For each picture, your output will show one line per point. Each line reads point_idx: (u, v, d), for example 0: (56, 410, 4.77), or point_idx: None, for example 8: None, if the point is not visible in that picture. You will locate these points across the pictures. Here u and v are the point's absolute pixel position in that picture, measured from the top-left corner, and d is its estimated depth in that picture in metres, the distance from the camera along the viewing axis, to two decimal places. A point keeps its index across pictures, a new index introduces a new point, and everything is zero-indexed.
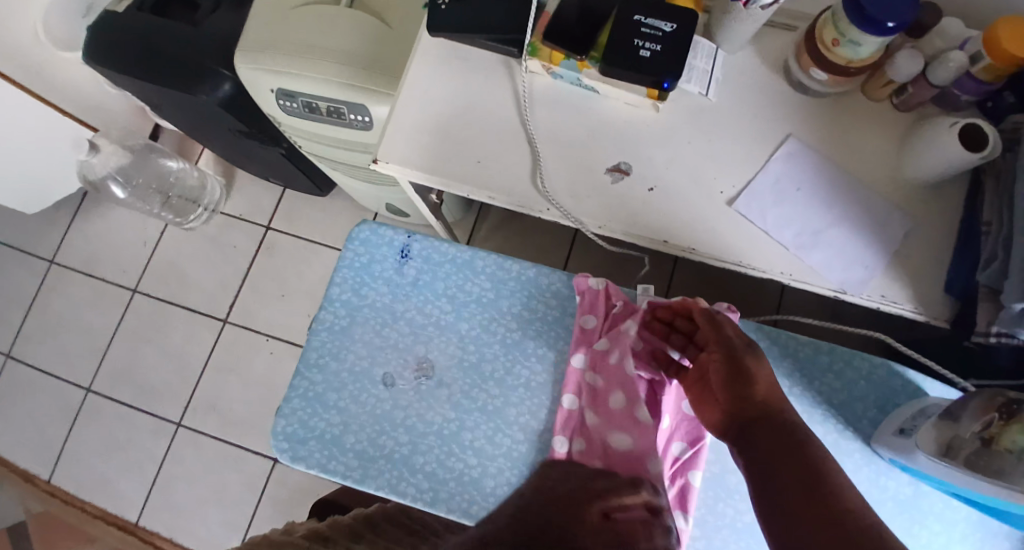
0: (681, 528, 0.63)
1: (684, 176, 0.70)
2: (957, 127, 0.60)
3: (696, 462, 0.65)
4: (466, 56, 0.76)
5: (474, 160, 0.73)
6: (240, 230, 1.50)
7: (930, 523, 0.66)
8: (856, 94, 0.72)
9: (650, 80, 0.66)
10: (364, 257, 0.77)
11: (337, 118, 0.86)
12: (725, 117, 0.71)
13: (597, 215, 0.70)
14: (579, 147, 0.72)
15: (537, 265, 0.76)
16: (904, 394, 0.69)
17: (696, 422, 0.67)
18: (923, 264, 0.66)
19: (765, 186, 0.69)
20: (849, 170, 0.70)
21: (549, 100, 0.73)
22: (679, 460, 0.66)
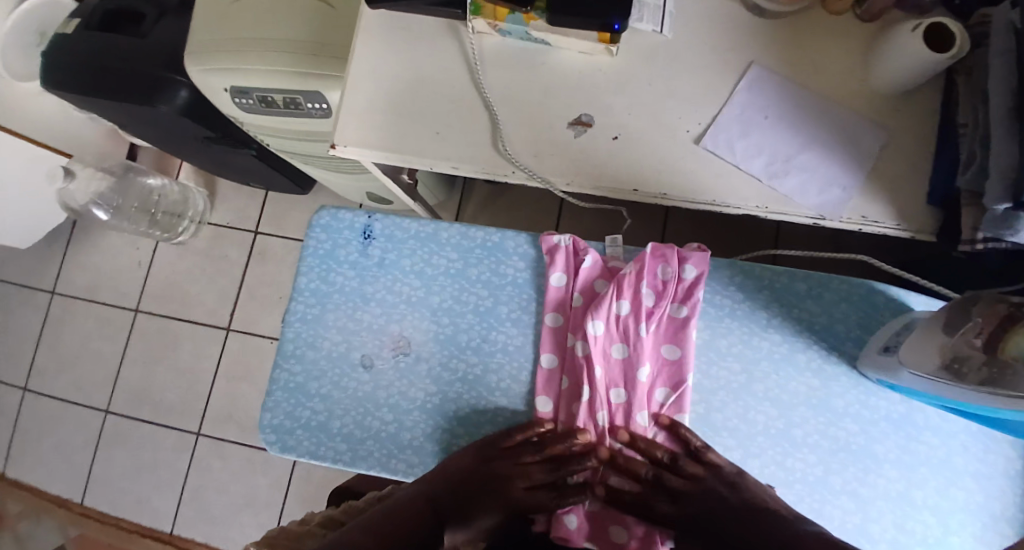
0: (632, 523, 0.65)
1: (646, 119, 0.68)
2: (920, 30, 0.57)
3: (681, 405, 0.65)
4: (411, 25, 0.73)
5: (433, 131, 0.70)
6: (230, 238, 1.50)
7: (925, 437, 0.65)
8: (816, 9, 0.68)
9: (599, 24, 0.63)
10: (327, 243, 0.76)
11: (295, 109, 0.85)
12: (684, 52, 0.69)
13: (563, 172, 0.68)
14: (535, 103, 0.70)
15: (500, 230, 0.74)
16: (888, 311, 0.68)
17: (679, 366, 0.66)
18: (902, 174, 0.64)
19: (730, 117, 0.67)
20: (811, 89, 0.67)
21: (501, 59, 0.71)
22: (664, 405, 0.66)
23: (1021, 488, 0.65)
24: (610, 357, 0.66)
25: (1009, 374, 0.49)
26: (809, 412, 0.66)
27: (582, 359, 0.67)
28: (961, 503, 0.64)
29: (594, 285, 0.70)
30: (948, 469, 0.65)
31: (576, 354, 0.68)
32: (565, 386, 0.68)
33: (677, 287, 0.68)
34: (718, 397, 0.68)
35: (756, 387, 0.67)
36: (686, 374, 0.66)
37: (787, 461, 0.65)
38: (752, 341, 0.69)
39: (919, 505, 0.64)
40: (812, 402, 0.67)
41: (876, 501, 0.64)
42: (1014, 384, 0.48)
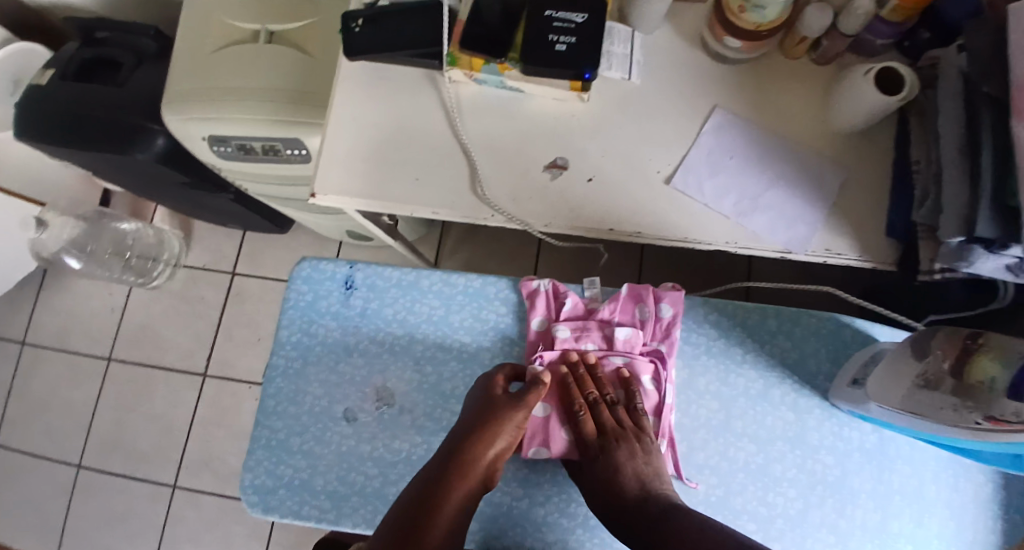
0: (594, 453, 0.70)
1: (619, 165, 0.71)
2: (872, 74, 0.61)
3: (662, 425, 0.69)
4: (390, 76, 0.75)
5: (412, 178, 0.72)
6: (208, 282, 1.48)
7: (898, 467, 0.67)
8: (774, 56, 0.73)
9: (571, 73, 0.67)
10: (309, 295, 0.77)
11: (274, 155, 0.86)
12: (652, 99, 0.72)
13: (541, 214, 0.70)
14: (513, 150, 0.72)
15: (481, 276, 0.76)
16: (854, 344, 0.70)
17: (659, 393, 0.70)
18: (863, 212, 0.67)
19: (699, 159, 0.70)
20: (773, 134, 0.70)
21: (478, 106, 0.73)
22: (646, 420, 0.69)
23: (995, 514, 0.67)
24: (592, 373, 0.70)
25: (977, 399, 0.50)
26: (786, 447, 0.68)
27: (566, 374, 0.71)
28: (936, 532, 0.66)
29: (576, 328, 0.72)
30: (921, 498, 0.67)
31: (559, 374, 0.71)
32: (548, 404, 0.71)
33: (655, 326, 0.70)
34: (699, 436, 0.69)
35: (734, 424, 0.69)
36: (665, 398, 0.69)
37: (768, 497, 0.67)
38: (729, 379, 0.70)
39: (896, 535, 0.66)
40: (789, 437, 0.68)
41: (854, 533, 0.66)
42: (984, 407, 0.49)
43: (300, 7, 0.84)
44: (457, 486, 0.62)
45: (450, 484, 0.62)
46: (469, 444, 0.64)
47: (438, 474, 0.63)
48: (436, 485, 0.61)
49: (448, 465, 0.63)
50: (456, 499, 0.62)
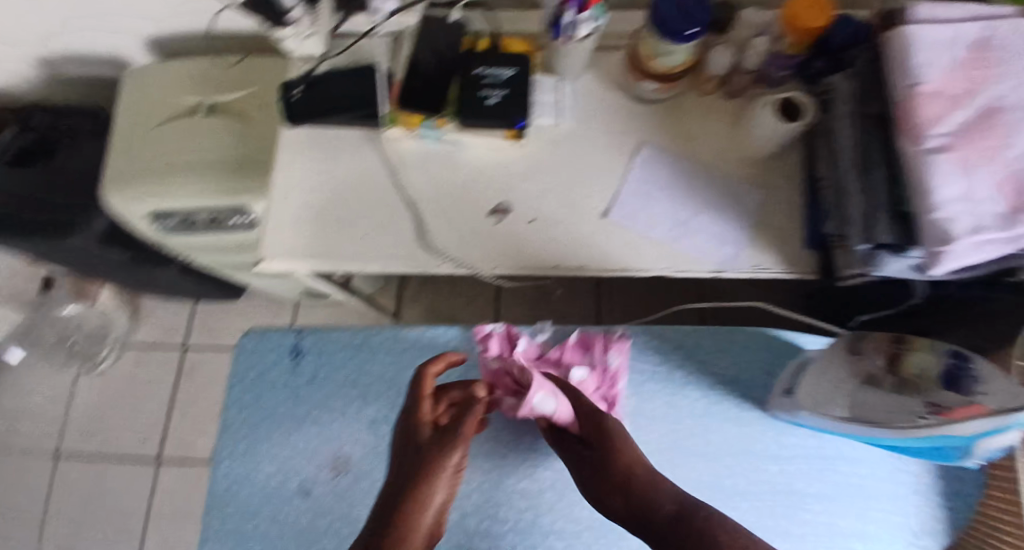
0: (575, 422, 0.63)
1: (554, 206, 0.75)
2: (773, 104, 0.68)
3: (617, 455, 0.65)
4: (330, 138, 0.77)
5: (359, 237, 0.73)
6: (159, 359, 1.43)
7: (839, 467, 0.70)
8: (687, 93, 0.79)
9: (504, 123, 0.72)
10: (257, 367, 0.77)
11: (219, 225, 0.87)
12: (580, 142, 0.77)
13: (489, 257, 0.73)
14: (454, 200, 0.75)
15: (429, 327, 0.78)
16: (785, 354, 0.74)
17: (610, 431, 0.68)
18: (781, 230, 0.72)
19: (628, 195, 0.75)
20: (692, 165, 0.76)
21: (418, 160, 0.76)
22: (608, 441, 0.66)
23: (937, 503, 0.69)
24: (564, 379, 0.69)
25: (919, 388, 0.55)
26: (735, 461, 0.70)
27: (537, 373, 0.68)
28: (884, 526, 0.68)
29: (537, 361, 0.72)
30: (865, 494, 0.69)
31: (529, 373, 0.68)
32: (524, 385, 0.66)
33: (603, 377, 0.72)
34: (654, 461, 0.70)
35: (685, 444, 0.71)
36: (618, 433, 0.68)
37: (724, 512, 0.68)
38: (678, 400, 0.73)
39: (848, 534, 0.68)
40: (737, 449, 0.71)
41: (809, 537, 0.68)
42: (927, 393, 0.54)
43: (240, 75, 0.85)
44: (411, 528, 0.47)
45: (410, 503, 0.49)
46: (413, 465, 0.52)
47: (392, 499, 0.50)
48: (393, 501, 0.49)
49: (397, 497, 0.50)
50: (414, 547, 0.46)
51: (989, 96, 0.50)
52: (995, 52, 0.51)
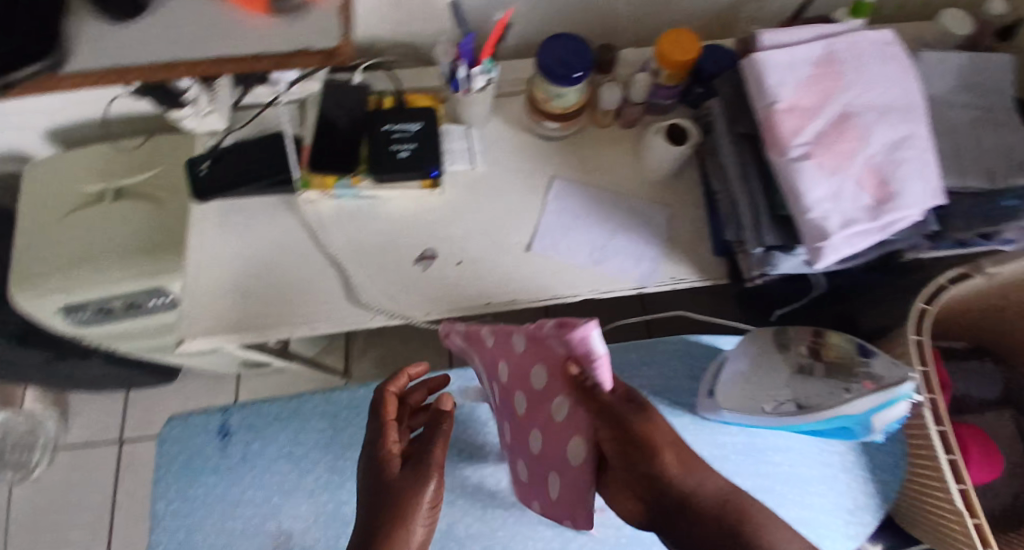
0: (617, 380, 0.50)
1: (478, 247, 0.77)
2: (661, 131, 0.74)
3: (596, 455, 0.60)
4: (245, 208, 0.77)
5: (284, 302, 0.73)
6: (94, 458, 1.34)
7: (771, 457, 0.73)
8: (588, 126, 0.84)
9: (419, 173, 0.74)
10: (184, 453, 0.75)
11: (138, 309, 0.84)
12: (495, 183, 0.80)
13: (421, 305, 0.73)
14: (377, 254, 0.75)
15: (361, 384, 0.78)
16: (706, 356, 0.78)
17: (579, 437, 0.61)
18: (690, 242, 0.77)
19: (546, 227, 0.77)
20: (602, 192, 0.80)
21: (337, 219, 0.76)
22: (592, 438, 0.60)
23: (865, 477, 0.73)
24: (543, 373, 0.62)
25: (846, 369, 0.61)
26: None
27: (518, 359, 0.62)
28: (820, 508, 0.72)
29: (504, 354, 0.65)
30: (799, 480, 0.73)
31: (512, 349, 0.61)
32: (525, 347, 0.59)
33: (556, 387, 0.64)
34: None
35: None
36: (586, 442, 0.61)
37: None
38: None
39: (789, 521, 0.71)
40: None
41: None
42: (856, 371, 0.59)
43: (150, 152, 0.84)
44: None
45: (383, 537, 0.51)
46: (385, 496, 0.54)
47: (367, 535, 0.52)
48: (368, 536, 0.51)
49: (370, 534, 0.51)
50: None
51: (839, 104, 0.55)
52: (840, 64, 0.57)
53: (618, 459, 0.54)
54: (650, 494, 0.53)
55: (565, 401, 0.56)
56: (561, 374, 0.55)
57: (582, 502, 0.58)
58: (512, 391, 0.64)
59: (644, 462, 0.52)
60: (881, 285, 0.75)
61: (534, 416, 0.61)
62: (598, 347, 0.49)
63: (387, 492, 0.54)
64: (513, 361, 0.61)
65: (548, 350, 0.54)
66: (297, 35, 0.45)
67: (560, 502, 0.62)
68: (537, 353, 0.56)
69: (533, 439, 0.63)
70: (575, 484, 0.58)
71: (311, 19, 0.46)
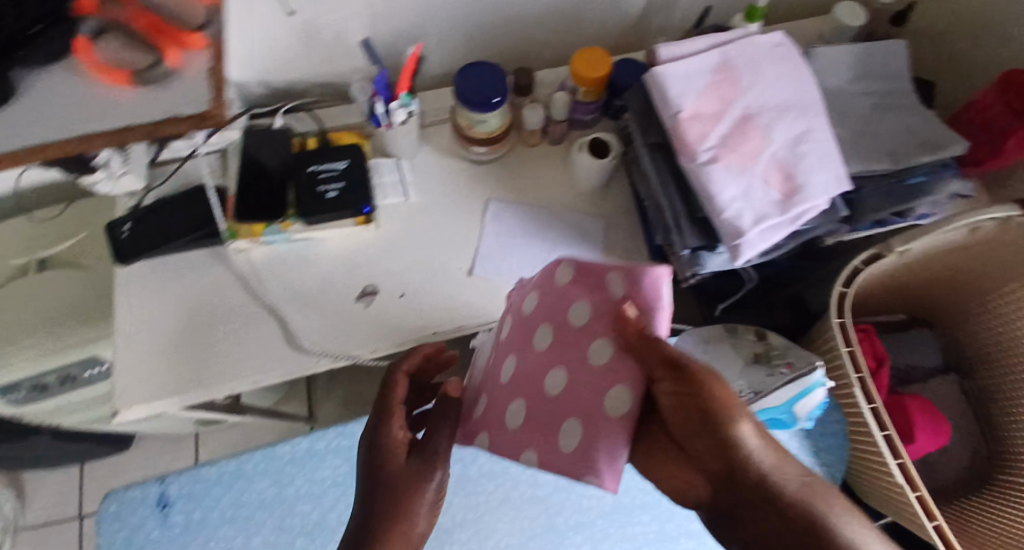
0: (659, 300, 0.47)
1: (421, 277, 0.76)
2: (584, 146, 0.77)
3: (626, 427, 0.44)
4: (176, 265, 0.75)
5: (223, 357, 0.71)
6: (49, 541, 1.26)
7: None
8: (517, 146, 0.85)
9: (351, 210, 0.73)
10: (123, 530, 0.73)
11: (72, 383, 0.80)
12: (430, 210, 0.80)
13: (367, 343, 0.72)
14: (317, 296, 0.74)
15: (306, 435, 0.77)
16: None
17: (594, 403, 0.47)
18: (627, 249, 0.79)
19: (487, 249, 0.78)
20: (537, 210, 0.81)
21: (272, 266, 0.75)
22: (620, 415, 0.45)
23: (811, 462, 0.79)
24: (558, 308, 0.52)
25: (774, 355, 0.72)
26: None
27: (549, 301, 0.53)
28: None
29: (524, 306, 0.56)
30: None
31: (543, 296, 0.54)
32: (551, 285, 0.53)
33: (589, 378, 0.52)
34: None
35: None
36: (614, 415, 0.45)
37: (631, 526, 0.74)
38: None
39: None
40: None
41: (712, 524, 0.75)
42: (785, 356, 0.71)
43: (74, 218, 0.85)
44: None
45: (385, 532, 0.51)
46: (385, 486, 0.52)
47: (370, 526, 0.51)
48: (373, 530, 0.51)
49: (369, 530, 0.51)
50: None
51: (738, 108, 0.59)
52: (737, 69, 0.61)
53: (676, 420, 0.47)
54: (718, 457, 0.46)
55: (614, 341, 0.47)
56: (609, 317, 0.49)
57: (598, 446, 0.44)
58: (529, 332, 0.54)
59: (710, 426, 0.46)
60: (812, 270, 0.78)
61: (556, 355, 0.50)
62: (663, 296, 0.47)
63: (391, 479, 0.53)
64: (538, 304, 0.54)
65: (603, 296, 0.50)
66: (162, 104, 0.45)
67: (574, 456, 0.45)
68: (588, 296, 0.50)
69: (548, 381, 0.49)
70: (599, 426, 0.45)
71: (178, 89, 0.46)
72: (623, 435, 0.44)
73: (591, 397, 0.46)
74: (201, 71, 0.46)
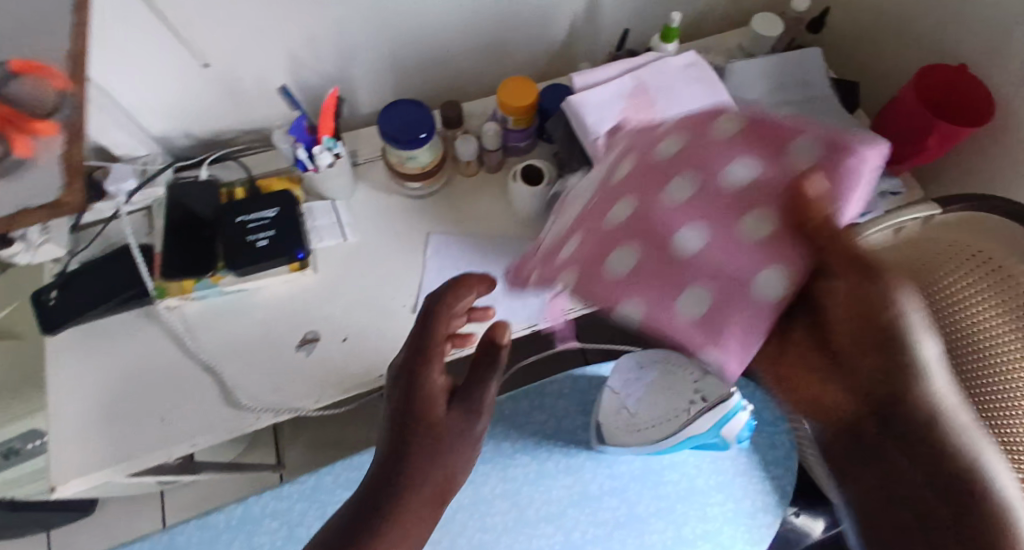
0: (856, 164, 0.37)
1: (363, 319, 0.75)
2: (517, 175, 0.77)
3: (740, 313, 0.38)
4: (109, 328, 0.73)
5: (158, 421, 0.68)
6: None
7: (668, 476, 0.69)
8: (455, 177, 0.84)
9: (284, 257, 0.72)
10: None
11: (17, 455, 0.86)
12: (370, 249, 0.79)
13: (311, 393, 0.70)
14: (255, 349, 0.72)
15: (240, 499, 0.73)
16: (593, 389, 0.76)
17: (731, 279, 0.39)
18: None
19: (431, 284, 0.77)
20: (479, 240, 0.81)
21: (207, 322, 0.73)
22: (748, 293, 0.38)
23: (760, 476, 0.70)
24: (707, 164, 0.42)
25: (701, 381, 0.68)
26: (576, 512, 0.68)
27: (693, 152, 0.43)
28: (722, 517, 0.68)
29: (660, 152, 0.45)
30: (696, 496, 0.69)
31: (686, 150, 0.44)
32: (702, 142, 0.43)
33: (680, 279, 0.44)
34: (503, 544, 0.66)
35: (529, 513, 0.67)
36: (745, 296, 0.38)
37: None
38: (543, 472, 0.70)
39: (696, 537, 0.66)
40: (574, 499, 0.68)
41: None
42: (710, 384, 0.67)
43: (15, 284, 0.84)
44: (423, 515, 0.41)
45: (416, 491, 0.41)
46: (424, 433, 0.43)
47: (400, 482, 0.41)
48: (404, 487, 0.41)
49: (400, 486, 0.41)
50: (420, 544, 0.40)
51: None
52: (650, 93, 0.63)
53: (844, 329, 0.39)
54: (889, 380, 0.38)
55: (777, 216, 0.38)
56: (780, 190, 0.39)
57: (730, 326, 0.38)
58: (666, 180, 0.43)
59: (891, 348, 0.37)
60: None
61: (700, 213, 0.41)
62: (863, 171, 0.37)
63: (430, 436, 0.43)
64: (685, 152, 0.43)
65: (776, 164, 0.40)
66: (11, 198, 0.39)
67: (692, 319, 0.39)
68: (756, 157, 0.41)
69: (675, 238, 0.41)
70: (736, 306, 0.38)
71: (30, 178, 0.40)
72: (760, 325, 0.38)
73: (733, 275, 0.39)
74: (54, 152, 0.41)
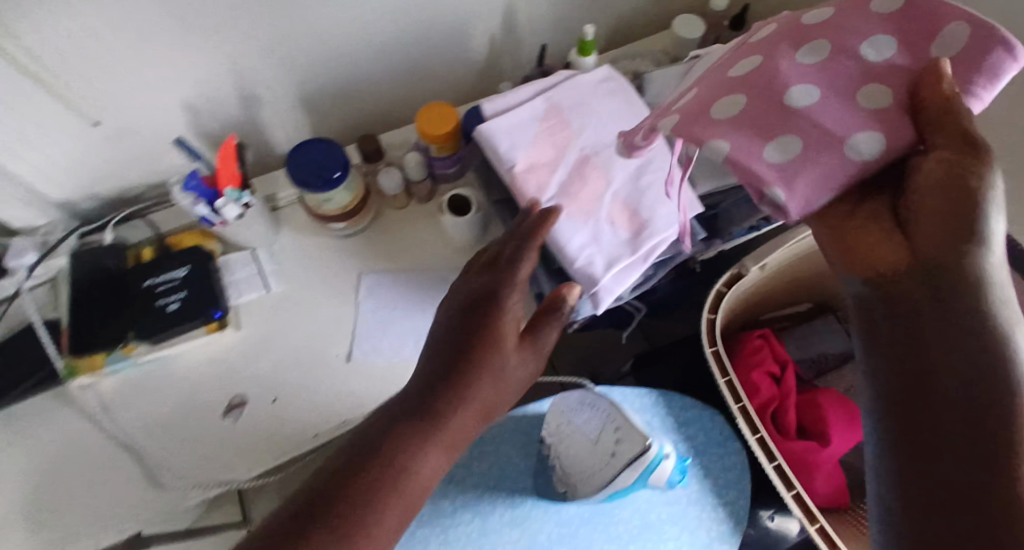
0: (999, 65, 0.39)
1: (294, 375, 0.70)
2: (445, 207, 0.73)
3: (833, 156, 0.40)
4: (17, 417, 0.67)
5: (79, 514, 0.63)
6: None
7: (618, 515, 0.64)
8: (384, 211, 0.80)
9: (201, 317, 0.69)
10: None
11: None
12: (297, 298, 0.74)
13: (243, 462, 0.65)
14: (178, 421, 0.67)
15: None
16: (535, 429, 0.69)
17: (825, 137, 0.40)
18: None
19: (366, 327, 0.73)
20: (413, 276, 0.77)
21: (124, 398, 0.68)
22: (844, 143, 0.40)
23: (713, 503, 0.66)
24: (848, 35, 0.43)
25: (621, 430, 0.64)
26: None
27: (834, 24, 0.44)
28: None
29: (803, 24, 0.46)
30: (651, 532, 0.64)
31: (833, 23, 0.44)
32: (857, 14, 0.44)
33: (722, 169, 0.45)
34: None
35: None
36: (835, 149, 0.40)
37: None
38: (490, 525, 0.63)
39: None
40: None
41: None
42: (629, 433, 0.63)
43: None
44: (460, 415, 0.45)
45: (455, 391, 0.46)
46: (482, 343, 0.47)
47: (443, 376, 0.46)
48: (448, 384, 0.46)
49: (445, 380, 0.46)
50: (448, 443, 0.45)
51: (576, 150, 0.61)
52: (564, 113, 0.63)
53: (921, 205, 0.38)
54: (941, 249, 0.36)
55: (896, 97, 0.40)
56: (911, 76, 0.41)
57: (804, 173, 0.40)
58: (800, 42, 0.44)
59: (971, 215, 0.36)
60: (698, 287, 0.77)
61: (822, 76, 0.42)
62: (999, 78, 0.39)
63: (485, 354, 0.47)
64: (832, 22, 0.44)
65: (918, 56, 0.41)
66: None
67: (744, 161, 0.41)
68: (903, 44, 0.42)
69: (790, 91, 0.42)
70: (823, 155, 0.40)
71: None
72: (838, 179, 0.40)
73: (833, 132, 0.40)
74: None
